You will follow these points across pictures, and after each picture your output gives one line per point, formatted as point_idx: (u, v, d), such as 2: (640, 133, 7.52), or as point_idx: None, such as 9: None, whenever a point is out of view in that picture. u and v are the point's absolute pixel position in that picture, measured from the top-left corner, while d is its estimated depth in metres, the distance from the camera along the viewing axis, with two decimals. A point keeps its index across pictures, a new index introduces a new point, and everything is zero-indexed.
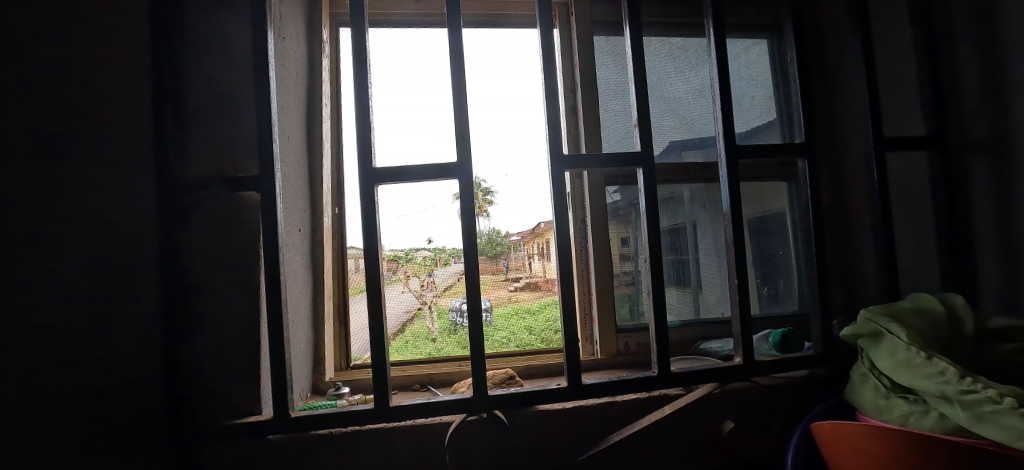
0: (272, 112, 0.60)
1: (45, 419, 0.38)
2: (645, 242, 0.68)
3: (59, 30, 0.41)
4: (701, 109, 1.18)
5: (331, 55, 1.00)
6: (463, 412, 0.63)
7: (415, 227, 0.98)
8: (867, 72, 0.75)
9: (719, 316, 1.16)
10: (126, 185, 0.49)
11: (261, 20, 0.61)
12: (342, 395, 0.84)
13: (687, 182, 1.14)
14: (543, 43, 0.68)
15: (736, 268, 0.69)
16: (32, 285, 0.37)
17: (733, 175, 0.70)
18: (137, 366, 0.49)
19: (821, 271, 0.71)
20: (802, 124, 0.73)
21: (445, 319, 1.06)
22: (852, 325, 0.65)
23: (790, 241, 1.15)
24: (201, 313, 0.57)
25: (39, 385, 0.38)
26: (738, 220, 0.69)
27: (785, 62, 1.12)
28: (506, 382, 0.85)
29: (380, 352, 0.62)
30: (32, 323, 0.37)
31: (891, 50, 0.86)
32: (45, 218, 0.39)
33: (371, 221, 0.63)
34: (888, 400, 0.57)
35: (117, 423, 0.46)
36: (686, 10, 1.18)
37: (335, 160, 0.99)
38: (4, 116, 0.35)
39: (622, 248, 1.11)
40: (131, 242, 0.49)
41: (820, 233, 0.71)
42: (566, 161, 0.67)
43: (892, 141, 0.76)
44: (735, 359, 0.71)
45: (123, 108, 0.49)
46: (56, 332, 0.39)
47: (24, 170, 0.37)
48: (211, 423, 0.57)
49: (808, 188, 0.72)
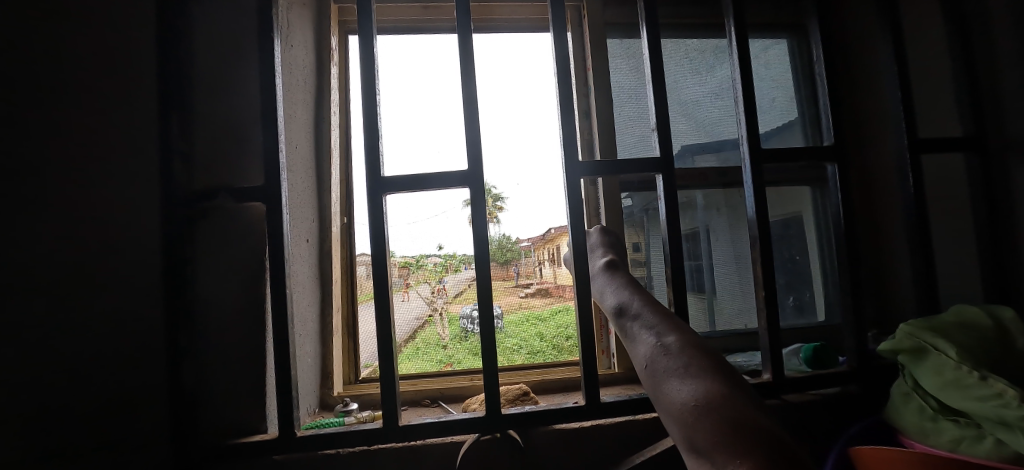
0: (278, 121, 0.59)
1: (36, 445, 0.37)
2: (665, 251, 0.64)
3: (59, 35, 0.40)
4: (718, 112, 1.15)
5: (339, 63, 1.00)
6: (477, 432, 0.60)
7: (425, 234, 0.96)
8: (899, 71, 0.70)
9: (743, 327, 1.11)
10: (127, 193, 0.47)
11: (268, 27, 0.59)
12: (350, 411, 0.81)
13: (703, 187, 1.11)
14: (556, 45, 0.66)
15: (762, 278, 0.65)
16: (24, 306, 0.36)
17: (758, 180, 0.66)
18: (139, 385, 0.48)
19: (854, 281, 0.67)
20: (830, 125, 0.69)
21: (456, 326, 1.04)
22: (891, 340, 0.61)
23: (813, 248, 1.11)
24: (204, 325, 0.55)
25: (33, 410, 0.36)
26: (764, 227, 0.65)
27: (807, 62, 1.08)
28: (520, 399, 0.82)
29: (388, 365, 0.59)
30: (20, 338, 0.35)
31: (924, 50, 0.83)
32: (41, 236, 0.38)
33: (379, 231, 0.60)
34: (935, 423, 0.53)
35: (115, 441, 0.45)
36: (702, 10, 1.15)
37: (344, 168, 0.99)
38: None
39: (634, 254, 1.08)
40: (133, 253, 0.48)
41: (852, 241, 0.67)
42: (581, 167, 0.64)
43: (926, 142, 0.71)
44: (763, 376, 0.67)
45: (126, 115, 0.48)
46: (46, 346, 0.38)
47: (16, 180, 0.36)
48: (216, 443, 0.56)
49: (838, 194, 0.68)
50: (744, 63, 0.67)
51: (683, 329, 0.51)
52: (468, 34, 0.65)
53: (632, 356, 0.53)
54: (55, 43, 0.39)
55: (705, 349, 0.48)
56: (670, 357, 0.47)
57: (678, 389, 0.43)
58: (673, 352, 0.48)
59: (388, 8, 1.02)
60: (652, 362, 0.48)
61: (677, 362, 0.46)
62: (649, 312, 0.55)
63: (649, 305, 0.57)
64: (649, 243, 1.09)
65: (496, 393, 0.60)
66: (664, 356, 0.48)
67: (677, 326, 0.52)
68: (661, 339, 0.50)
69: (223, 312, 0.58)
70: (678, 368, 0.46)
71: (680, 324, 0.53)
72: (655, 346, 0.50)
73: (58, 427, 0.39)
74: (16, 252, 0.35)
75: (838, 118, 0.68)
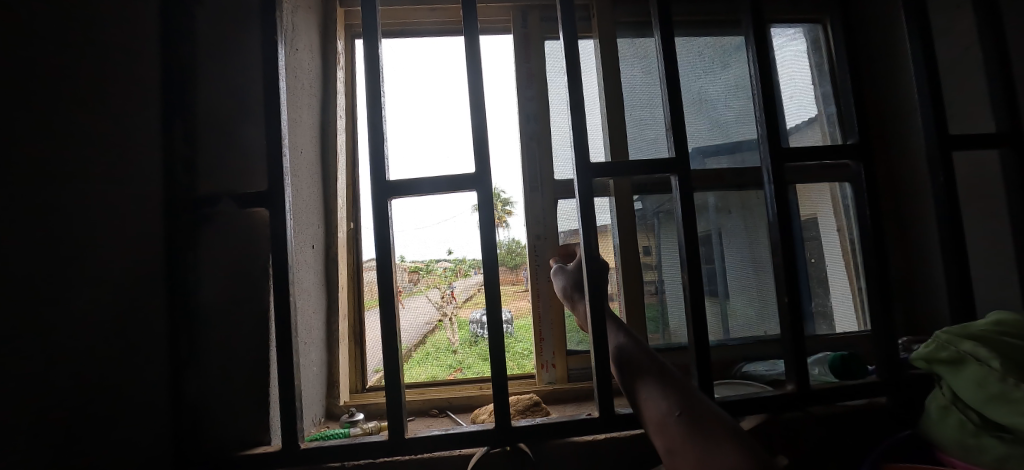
0: (282, 126, 0.58)
1: (44, 462, 0.35)
2: (682, 255, 0.61)
3: (69, 40, 0.39)
4: (732, 111, 1.12)
5: (346, 68, 1.01)
6: (485, 445, 0.57)
7: (434, 240, 0.94)
8: (927, 65, 0.67)
9: (763, 335, 1.08)
10: (131, 201, 0.46)
11: (272, 30, 0.58)
12: (356, 422, 0.80)
13: (718, 188, 1.08)
14: (568, 42, 0.63)
15: (785, 283, 0.62)
16: (36, 316, 0.35)
17: (778, 181, 0.63)
18: (144, 397, 0.46)
19: (885, 287, 0.62)
20: (854, 122, 0.66)
21: (466, 331, 1.02)
22: (923, 347, 0.57)
23: (835, 253, 1.10)
24: (207, 335, 0.54)
25: (43, 422, 0.35)
26: (785, 231, 0.62)
27: (819, 63, 1.14)
28: (531, 409, 0.80)
29: (393, 374, 0.57)
30: (31, 353, 0.34)
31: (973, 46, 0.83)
32: (51, 242, 0.36)
33: (384, 237, 0.59)
34: (978, 439, 0.49)
35: (120, 456, 0.43)
36: (714, 8, 1.12)
37: (350, 174, 0.99)
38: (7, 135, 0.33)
39: (645, 257, 1.05)
40: (137, 263, 0.46)
41: (879, 245, 0.63)
42: (593, 168, 0.61)
43: (958, 139, 0.67)
44: (787, 387, 0.63)
45: (132, 122, 0.47)
46: (57, 362, 0.36)
47: (28, 185, 0.35)
48: (219, 455, 0.54)
49: (864, 196, 0.65)
50: (763, 58, 0.64)
51: (696, 390, 0.53)
52: (476, 34, 0.63)
53: (645, 407, 0.53)
54: (67, 48, 0.39)
55: (722, 413, 0.49)
56: (696, 419, 0.48)
57: (716, 456, 0.44)
58: (699, 416, 0.48)
59: (397, 11, 1.01)
60: (678, 424, 0.48)
61: (704, 424, 0.47)
62: (660, 368, 0.56)
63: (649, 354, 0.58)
64: (659, 248, 1.06)
65: (505, 404, 0.57)
66: (691, 417, 0.48)
67: (689, 385, 0.53)
68: (681, 400, 0.50)
69: (227, 320, 0.57)
70: (709, 433, 0.46)
71: (689, 383, 0.54)
72: (675, 397, 0.51)
73: (67, 447, 0.37)
74: (20, 263, 0.34)
75: (862, 114, 0.65)
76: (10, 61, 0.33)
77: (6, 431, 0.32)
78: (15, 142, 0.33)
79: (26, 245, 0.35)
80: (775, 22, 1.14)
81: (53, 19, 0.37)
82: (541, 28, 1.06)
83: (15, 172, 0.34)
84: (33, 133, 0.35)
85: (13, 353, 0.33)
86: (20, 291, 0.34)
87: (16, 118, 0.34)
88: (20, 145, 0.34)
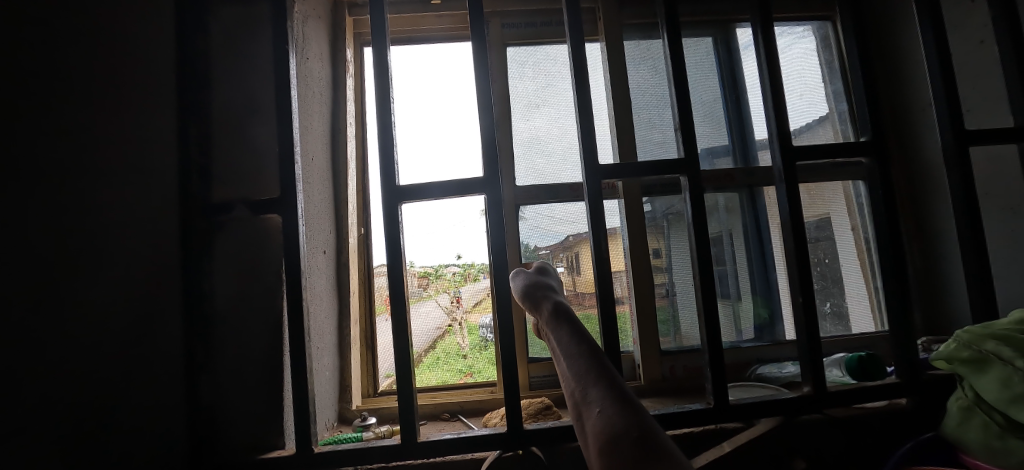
0: (294, 132, 0.59)
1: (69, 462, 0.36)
2: (693, 257, 0.60)
3: (83, 51, 0.40)
4: (740, 111, 1.11)
5: (354, 76, 1.02)
6: (498, 448, 0.57)
7: (442, 244, 0.95)
8: (939, 59, 0.66)
9: (777, 337, 1.06)
10: (147, 206, 0.47)
11: (281, 37, 0.59)
12: (367, 426, 0.80)
13: (728, 188, 1.08)
14: (574, 42, 0.63)
15: (799, 284, 0.61)
16: (59, 316, 0.36)
17: (790, 180, 0.62)
18: (161, 398, 0.47)
19: (903, 287, 0.61)
20: (865, 118, 0.65)
21: (475, 335, 1.03)
22: (942, 347, 0.56)
23: (848, 254, 1.09)
24: (222, 340, 0.55)
25: (63, 422, 0.36)
26: (798, 230, 0.61)
27: (828, 60, 1.13)
28: (542, 413, 0.80)
29: (405, 378, 0.57)
30: (53, 354, 0.35)
31: (989, 42, 0.83)
32: (71, 249, 0.38)
33: (394, 241, 0.59)
34: (1003, 441, 0.48)
35: (139, 456, 0.44)
36: (720, 7, 1.12)
37: (360, 180, 1.00)
38: (28, 141, 0.34)
39: (655, 260, 1.05)
40: (154, 267, 0.48)
41: (897, 245, 0.61)
42: (603, 171, 0.61)
43: (975, 134, 0.66)
44: (802, 389, 0.62)
45: (148, 130, 0.48)
46: (74, 363, 0.37)
47: (49, 192, 0.36)
48: (235, 457, 0.55)
49: (878, 193, 0.63)
50: (771, 56, 0.64)
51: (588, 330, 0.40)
52: (482, 37, 0.63)
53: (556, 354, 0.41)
54: (83, 59, 0.40)
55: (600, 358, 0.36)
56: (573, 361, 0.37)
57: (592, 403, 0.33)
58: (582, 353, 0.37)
59: (405, 18, 1.03)
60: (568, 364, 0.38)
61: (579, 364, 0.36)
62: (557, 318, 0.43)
63: (628, 456, 0.27)
64: (669, 250, 1.06)
65: (517, 406, 0.57)
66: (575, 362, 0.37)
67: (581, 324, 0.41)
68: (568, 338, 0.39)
69: (242, 325, 0.58)
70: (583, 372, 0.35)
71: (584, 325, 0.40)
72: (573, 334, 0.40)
73: (85, 449, 0.38)
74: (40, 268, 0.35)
75: (876, 111, 0.64)
76: (28, 72, 0.34)
77: (29, 433, 0.33)
78: (34, 149, 0.35)
79: (44, 254, 0.35)
80: (782, 21, 1.14)
81: (67, 31, 0.38)
82: (502, 35, 1.08)
83: (35, 178, 0.35)
84: (51, 142, 0.36)
85: (28, 359, 0.33)
86: (39, 295, 0.35)
87: (35, 126, 0.35)
88: (40, 153, 0.35)
